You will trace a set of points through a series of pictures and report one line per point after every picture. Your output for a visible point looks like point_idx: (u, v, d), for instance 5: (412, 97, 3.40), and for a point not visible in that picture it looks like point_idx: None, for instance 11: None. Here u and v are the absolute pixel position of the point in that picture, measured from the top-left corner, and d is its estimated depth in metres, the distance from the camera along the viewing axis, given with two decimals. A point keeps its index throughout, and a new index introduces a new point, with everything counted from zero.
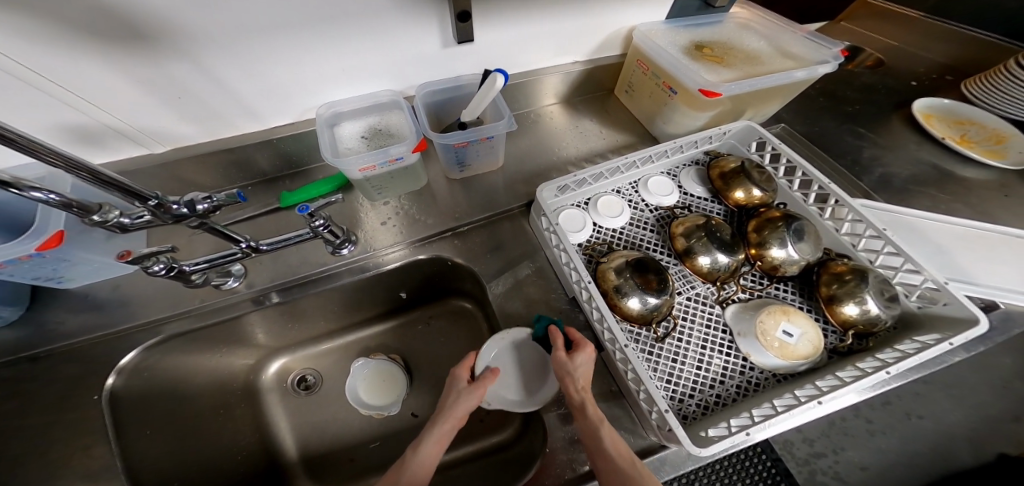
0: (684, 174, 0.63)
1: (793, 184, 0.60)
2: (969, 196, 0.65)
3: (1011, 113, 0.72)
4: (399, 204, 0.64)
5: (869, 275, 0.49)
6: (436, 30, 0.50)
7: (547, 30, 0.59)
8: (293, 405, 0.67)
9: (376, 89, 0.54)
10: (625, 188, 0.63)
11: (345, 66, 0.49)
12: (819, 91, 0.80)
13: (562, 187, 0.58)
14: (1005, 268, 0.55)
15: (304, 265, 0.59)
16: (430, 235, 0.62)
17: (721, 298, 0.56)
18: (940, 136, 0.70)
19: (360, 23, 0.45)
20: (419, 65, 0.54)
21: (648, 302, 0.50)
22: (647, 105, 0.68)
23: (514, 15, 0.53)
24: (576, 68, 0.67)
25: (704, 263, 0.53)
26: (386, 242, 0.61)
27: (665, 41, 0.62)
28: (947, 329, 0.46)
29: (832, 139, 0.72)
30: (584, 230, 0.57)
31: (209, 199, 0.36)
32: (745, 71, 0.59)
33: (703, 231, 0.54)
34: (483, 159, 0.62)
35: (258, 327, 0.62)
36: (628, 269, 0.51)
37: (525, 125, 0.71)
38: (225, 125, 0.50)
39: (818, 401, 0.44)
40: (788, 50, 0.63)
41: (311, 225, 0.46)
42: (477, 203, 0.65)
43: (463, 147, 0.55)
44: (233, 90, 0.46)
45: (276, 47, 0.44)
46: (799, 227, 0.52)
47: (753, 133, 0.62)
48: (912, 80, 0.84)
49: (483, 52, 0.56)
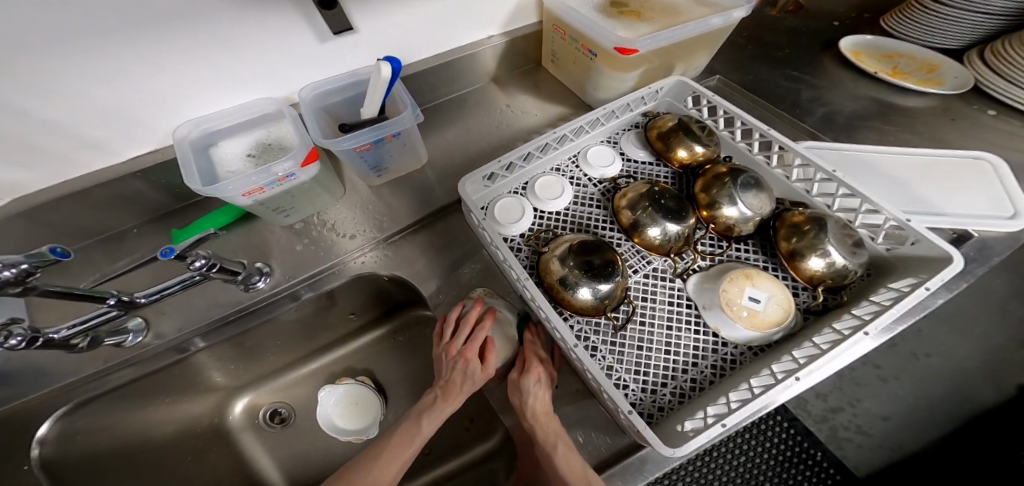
0: (625, 138, 0.58)
1: (735, 135, 0.56)
2: (921, 123, 0.61)
3: (935, 43, 0.69)
4: (320, 221, 0.57)
5: (827, 222, 0.45)
6: (304, 27, 0.44)
7: (441, 7, 0.52)
8: (270, 439, 0.61)
9: (255, 98, 0.48)
10: (564, 164, 0.57)
11: (198, 79, 0.43)
12: (746, 39, 0.75)
13: (490, 176, 0.53)
14: (967, 193, 0.52)
15: (216, 306, 0.52)
16: (381, 239, 0.56)
17: (680, 269, 0.51)
18: (873, 71, 0.66)
19: (198, 27, 0.38)
20: (300, 64, 0.47)
21: (599, 290, 0.44)
22: (575, 73, 0.63)
23: None
24: (489, 45, 0.61)
25: (654, 236, 0.48)
26: (310, 269, 0.54)
27: (575, 3, 0.56)
28: (921, 270, 0.41)
29: (776, 84, 0.67)
30: (521, 219, 0.51)
31: (17, 264, 0.28)
32: (662, 23, 0.55)
33: (647, 200, 0.49)
34: (402, 157, 0.56)
35: (197, 377, 0.56)
36: (571, 256, 0.46)
37: (448, 114, 0.65)
38: (71, 164, 0.43)
39: (795, 378, 0.38)
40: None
41: (191, 268, 0.39)
42: (415, 200, 0.59)
43: (368, 150, 0.48)
44: (57, 122, 0.39)
45: (80, 66, 0.36)
46: (746, 180, 0.48)
47: (686, 88, 0.58)
48: (834, 20, 0.80)
49: (372, 40, 0.50)
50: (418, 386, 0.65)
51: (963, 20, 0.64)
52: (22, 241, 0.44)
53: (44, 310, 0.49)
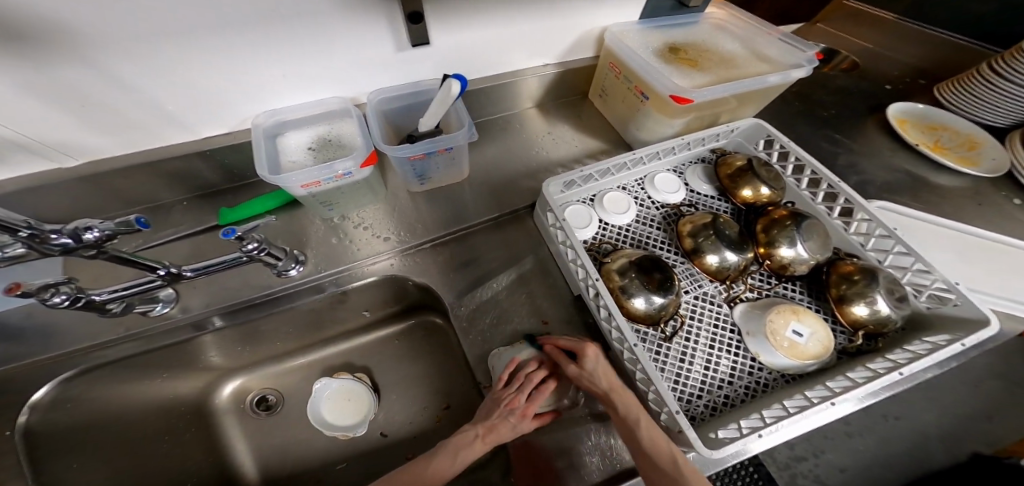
0: (691, 171, 0.61)
1: (800, 182, 0.57)
2: (946, 203, 0.61)
3: (987, 120, 0.70)
4: (357, 218, 0.59)
5: (879, 275, 0.47)
6: (388, 33, 0.46)
7: (508, 33, 0.55)
8: (256, 429, 0.59)
9: (328, 97, 0.50)
10: (630, 185, 0.60)
11: (278, 66, 0.44)
12: (791, 96, 0.78)
13: (569, 183, 0.55)
14: (1016, 283, 0.50)
15: (244, 287, 0.52)
16: (409, 247, 0.57)
17: (730, 297, 0.52)
18: (914, 143, 0.66)
19: (300, 22, 0.41)
20: (375, 70, 0.50)
21: (655, 302, 0.46)
22: (621, 111, 0.66)
23: (478, 14, 0.50)
24: (544, 72, 0.64)
25: (712, 262, 0.50)
26: (339, 264, 0.55)
27: (636, 44, 0.60)
28: (956, 329, 0.43)
29: (808, 145, 0.69)
30: (588, 228, 0.54)
31: (100, 227, 0.30)
32: (719, 75, 0.56)
33: (711, 229, 0.51)
34: (448, 169, 0.58)
35: (194, 359, 0.54)
36: (632, 269, 0.48)
37: (492, 132, 0.67)
38: (148, 134, 0.44)
39: (831, 403, 0.40)
40: (762, 54, 0.61)
41: (243, 249, 0.42)
42: (449, 214, 0.60)
43: (421, 159, 0.51)
44: (150, 97, 0.41)
45: (185, 49, 0.38)
46: (806, 225, 0.51)
47: (761, 131, 0.60)
48: (886, 84, 0.83)
49: (443, 55, 0.52)
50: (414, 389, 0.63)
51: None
52: (77, 204, 0.45)
53: (77, 267, 0.49)
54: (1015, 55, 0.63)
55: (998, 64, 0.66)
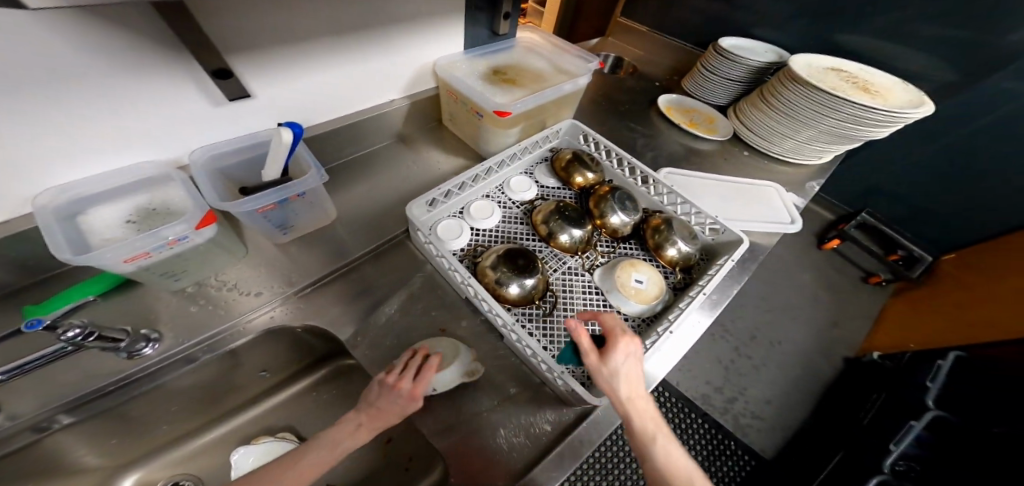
0: (538, 170, 0.70)
1: (613, 164, 0.71)
2: (712, 163, 0.84)
3: (713, 100, 0.97)
4: (217, 282, 0.55)
5: (673, 222, 0.62)
6: (198, 90, 0.46)
7: (339, 76, 0.57)
8: None
9: (138, 162, 0.47)
10: (493, 192, 0.67)
11: (59, 139, 0.40)
12: (601, 98, 0.97)
13: (432, 202, 0.60)
14: (760, 209, 0.70)
15: (82, 383, 0.45)
16: (284, 297, 0.55)
17: (588, 265, 0.60)
18: (677, 123, 0.90)
19: (83, 90, 0.38)
20: (197, 128, 0.49)
21: (527, 284, 0.53)
22: (469, 132, 0.74)
23: (294, 61, 0.51)
24: (393, 106, 0.68)
25: (565, 239, 0.59)
26: (207, 329, 0.50)
27: (464, 73, 0.68)
28: (727, 251, 0.60)
29: (621, 135, 0.87)
30: (461, 237, 0.59)
31: None
32: (534, 88, 0.68)
33: (557, 214, 0.60)
34: (307, 214, 0.59)
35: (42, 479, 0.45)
36: (501, 262, 0.54)
37: (352, 168, 0.69)
38: None
39: (668, 331, 0.52)
40: (562, 67, 0.76)
41: (62, 338, 0.37)
42: (321, 255, 0.60)
43: (271, 209, 0.50)
44: None
45: None
46: (621, 196, 0.64)
47: (577, 129, 0.74)
48: (656, 81, 1.09)
49: (271, 105, 0.53)
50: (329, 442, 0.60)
51: (729, 84, 0.92)
52: None
53: None
54: (713, 56, 0.92)
55: (706, 63, 0.95)
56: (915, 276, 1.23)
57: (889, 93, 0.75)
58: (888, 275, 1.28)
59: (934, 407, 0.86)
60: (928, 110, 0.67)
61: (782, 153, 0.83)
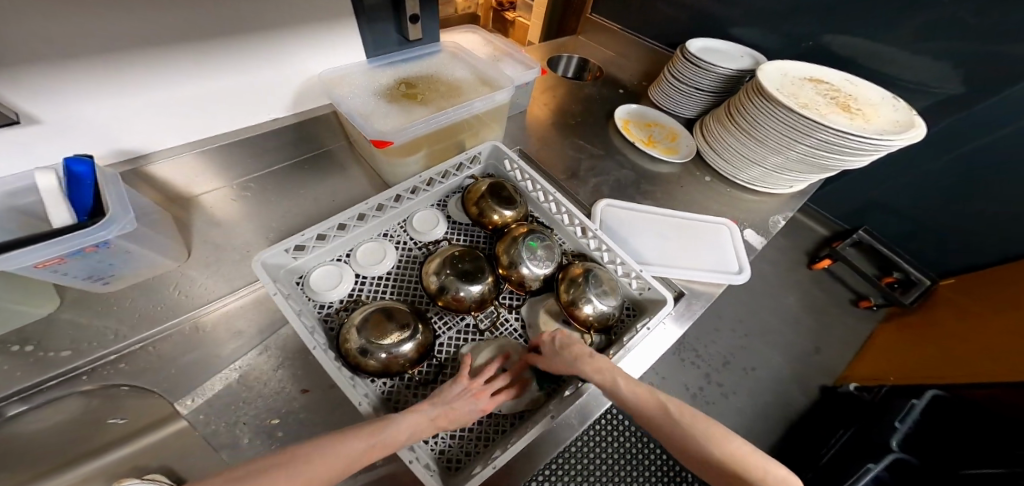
0: (451, 203, 0.63)
1: (539, 196, 0.64)
2: (665, 191, 0.74)
3: (679, 112, 0.85)
4: (19, 336, 0.43)
5: (593, 274, 0.52)
6: None
7: (182, 92, 0.49)
8: None
9: None
10: (393, 229, 0.60)
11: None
12: (551, 108, 0.86)
13: (297, 248, 0.51)
14: (699, 254, 0.64)
15: None
16: (91, 362, 0.44)
17: (487, 325, 0.55)
18: (633, 141, 0.78)
19: None
20: None
21: (395, 353, 0.45)
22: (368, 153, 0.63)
23: (93, 81, 0.42)
24: (276, 126, 0.61)
25: (455, 296, 0.51)
26: (5, 388, 0.40)
27: (355, 88, 0.58)
28: (651, 311, 0.54)
29: (563, 155, 0.77)
30: (339, 288, 0.51)
31: None
32: (439, 105, 0.58)
33: (449, 266, 0.52)
34: (139, 260, 0.48)
35: None
36: (364, 325, 0.45)
37: (237, 196, 0.61)
38: None
39: (552, 416, 0.44)
40: (487, 76, 0.64)
41: None
42: (163, 305, 0.50)
43: (56, 264, 0.38)
44: None
45: None
46: (534, 240, 0.55)
47: (501, 154, 0.66)
48: (622, 87, 0.97)
49: (76, 129, 0.44)
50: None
51: (696, 93, 0.79)
52: None
53: None
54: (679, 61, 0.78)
55: (672, 69, 0.81)
56: (907, 303, 0.93)
57: (876, 113, 0.63)
58: (881, 300, 0.98)
59: (897, 447, 0.68)
60: (917, 139, 0.55)
61: (748, 181, 0.72)
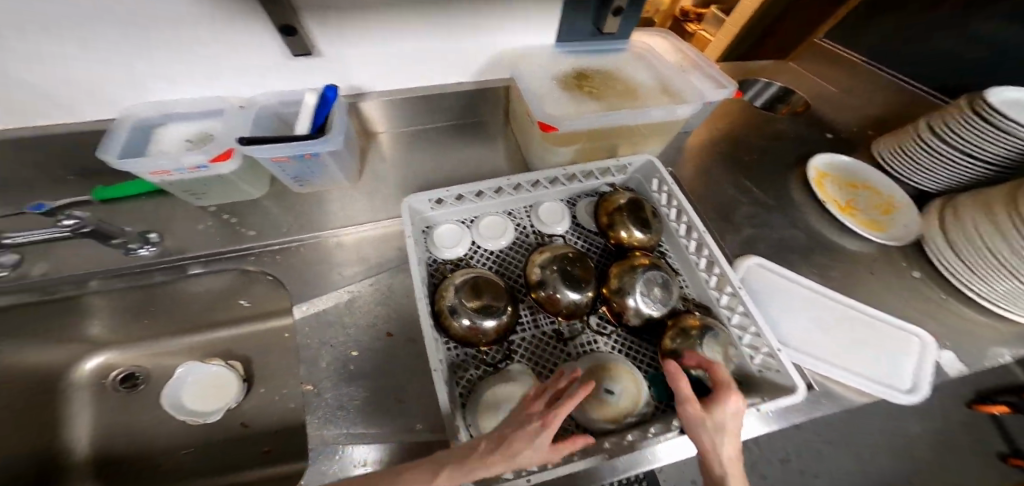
0: (581, 205, 0.61)
1: (680, 228, 0.57)
2: (840, 272, 0.60)
3: (917, 180, 0.67)
4: (229, 209, 0.59)
5: (712, 332, 0.46)
6: (272, 41, 0.49)
7: (412, 46, 0.55)
8: (110, 404, 0.62)
9: (211, 94, 0.53)
10: (518, 211, 0.60)
11: (151, 56, 0.46)
12: (725, 136, 0.76)
13: (439, 201, 0.55)
14: (860, 360, 0.51)
15: (105, 263, 0.53)
16: (270, 242, 0.56)
17: (569, 332, 0.53)
18: (823, 199, 0.65)
19: (161, 27, 0.43)
20: (255, 76, 0.52)
21: (481, 327, 0.46)
22: (522, 132, 0.63)
23: (367, 27, 0.51)
24: (458, 90, 0.65)
25: (553, 297, 0.50)
26: (202, 249, 0.55)
27: (536, 70, 0.59)
28: (767, 395, 0.44)
29: (722, 192, 0.68)
30: (458, 247, 0.54)
31: None
32: (614, 104, 0.55)
33: (558, 265, 0.51)
34: (329, 176, 0.58)
35: (77, 324, 0.58)
36: (464, 289, 0.47)
37: (404, 142, 0.69)
38: (37, 114, 0.49)
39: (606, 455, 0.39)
40: (671, 87, 0.59)
41: (62, 225, 0.44)
42: (328, 217, 0.60)
43: (286, 161, 0.49)
44: (29, 81, 0.45)
45: (48, 48, 0.42)
46: (654, 275, 0.50)
47: (653, 170, 0.60)
48: (829, 131, 0.80)
49: (339, 64, 0.54)
50: (269, 383, 0.64)
51: (960, 163, 0.61)
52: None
53: None
54: (950, 116, 0.61)
55: (931, 125, 0.64)
56: None
57: None
58: None
59: None
60: None
61: (991, 297, 0.54)
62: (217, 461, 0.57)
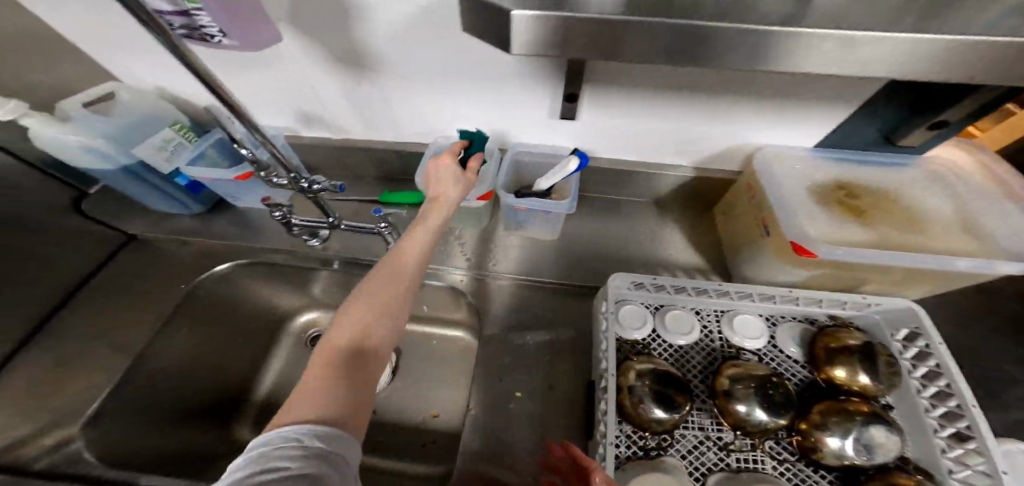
0: (788, 326, 0.48)
1: (921, 384, 0.42)
2: None
3: None
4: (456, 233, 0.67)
5: None
6: (547, 101, 0.55)
7: (668, 124, 0.55)
8: (297, 356, 0.72)
9: (486, 137, 0.64)
10: (706, 312, 0.50)
11: (473, 105, 0.58)
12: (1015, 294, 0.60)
13: (640, 284, 0.50)
14: None
15: (365, 250, 0.66)
16: (477, 271, 0.63)
17: (736, 447, 0.43)
18: None
19: (489, 86, 0.55)
20: (525, 131, 0.61)
21: (654, 416, 0.40)
22: (739, 232, 0.57)
23: (644, 103, 0.52)
24: (678, 173, 0.62)
25: (738, 412, 0.40)
26: (432, 262, 0.64)
27: (791, 175, 0.53)
28: None
29: (999, 366, 0.53)
30: (642, 331, 0.47)
31: (324, 184, 0.48)
32: (885, 236, 0.47)
33: (756, 380, 0.41)
34: (542, 229, 0.62)
35: (313, 286, 0.70)
36: (654, 378, 0.42)
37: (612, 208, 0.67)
38: (380, 130, 0.67)
39: None
40: (980, 226, 0.47)
41: (379, 226, 0.57)
42: (530, 262, 0.64)
43: (522, 211, 0.59)
44: (392, 110, 0.62)
45: (414, 90, 0.58)
46: (879, 430, 0.38)
47: (914, 318, 0.44)
48: None
49: (592, 132, 0.59)
50: (416, 389, 0.69)
51: None
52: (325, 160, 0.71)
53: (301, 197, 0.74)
54: None
55: None
56: None
57: None
58: None
59: None
60: None
61: None
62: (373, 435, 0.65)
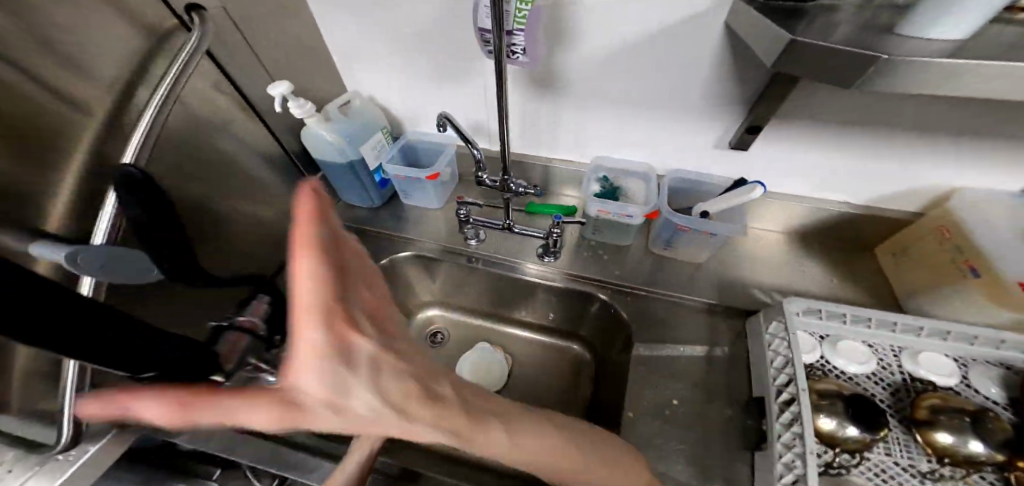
0: (979, 368, 0.46)
1: None
2: None
3: None
4: (597, 246, 0.70)
5: None
6: (717, 133, 0.62)
7: (842, 162, 0.59)
8: (419, 350, 0.78)
9: (640, 161, 0.70)
10: (880, 347, 0.49)
11: (637, 128, 0.65)
12: None
13: (811, 309, 0.50)
14: None
15: (510, 252, 0.71)
16: (620, 284, 0.64)
17: (937, 476, 0.41)
18: None
19: (662, 113, 0.62)
20: (683, 156, 0.67)
21: (848, 431, 0.40)
22: (920, 277, 0.58)
23: (815, 138, 0.57)
24: (841, 210, 0.64)
25: (943, 442, 0.39)
26: (586, 271, 0.67)
27: (992, 220, 0.53)
28: None
29: None
30: (813, 356, 0.48)
31: (530, 187, 0.54)
32: None
33: (959, 415, 0.40)
34: (693, 250, 0.64)
35: (449, 281, 0.77)
36: (843, 397, 0.41)
37: (752, 243, 0.69)
38: (536, 146, 0.74)
39: None
40: None
41: (550, 230, 0.62)
42: (671, 280, 0.64)
43: (682, 231, 0.61)
44: (557, 129, 0.70)
45: (587, 111, 0.65)
46: None
47: None
48: None
49: (758, 164, 0.64)
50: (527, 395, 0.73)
51: None
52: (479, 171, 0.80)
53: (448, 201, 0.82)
54: None
55: None
56: None
57: None
58: None
59: None
60: None
61: None
62: (484, 431, 0.68)
